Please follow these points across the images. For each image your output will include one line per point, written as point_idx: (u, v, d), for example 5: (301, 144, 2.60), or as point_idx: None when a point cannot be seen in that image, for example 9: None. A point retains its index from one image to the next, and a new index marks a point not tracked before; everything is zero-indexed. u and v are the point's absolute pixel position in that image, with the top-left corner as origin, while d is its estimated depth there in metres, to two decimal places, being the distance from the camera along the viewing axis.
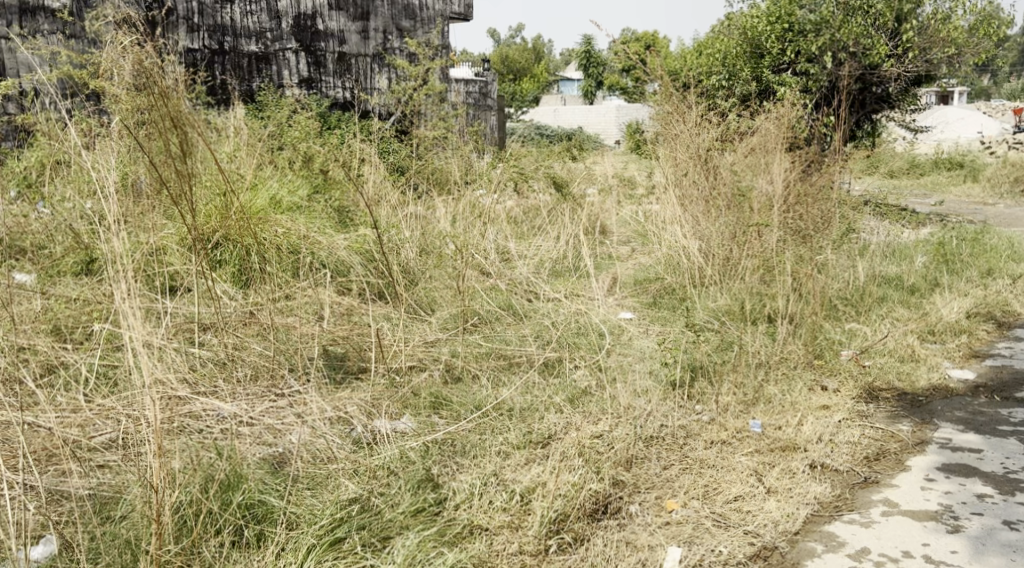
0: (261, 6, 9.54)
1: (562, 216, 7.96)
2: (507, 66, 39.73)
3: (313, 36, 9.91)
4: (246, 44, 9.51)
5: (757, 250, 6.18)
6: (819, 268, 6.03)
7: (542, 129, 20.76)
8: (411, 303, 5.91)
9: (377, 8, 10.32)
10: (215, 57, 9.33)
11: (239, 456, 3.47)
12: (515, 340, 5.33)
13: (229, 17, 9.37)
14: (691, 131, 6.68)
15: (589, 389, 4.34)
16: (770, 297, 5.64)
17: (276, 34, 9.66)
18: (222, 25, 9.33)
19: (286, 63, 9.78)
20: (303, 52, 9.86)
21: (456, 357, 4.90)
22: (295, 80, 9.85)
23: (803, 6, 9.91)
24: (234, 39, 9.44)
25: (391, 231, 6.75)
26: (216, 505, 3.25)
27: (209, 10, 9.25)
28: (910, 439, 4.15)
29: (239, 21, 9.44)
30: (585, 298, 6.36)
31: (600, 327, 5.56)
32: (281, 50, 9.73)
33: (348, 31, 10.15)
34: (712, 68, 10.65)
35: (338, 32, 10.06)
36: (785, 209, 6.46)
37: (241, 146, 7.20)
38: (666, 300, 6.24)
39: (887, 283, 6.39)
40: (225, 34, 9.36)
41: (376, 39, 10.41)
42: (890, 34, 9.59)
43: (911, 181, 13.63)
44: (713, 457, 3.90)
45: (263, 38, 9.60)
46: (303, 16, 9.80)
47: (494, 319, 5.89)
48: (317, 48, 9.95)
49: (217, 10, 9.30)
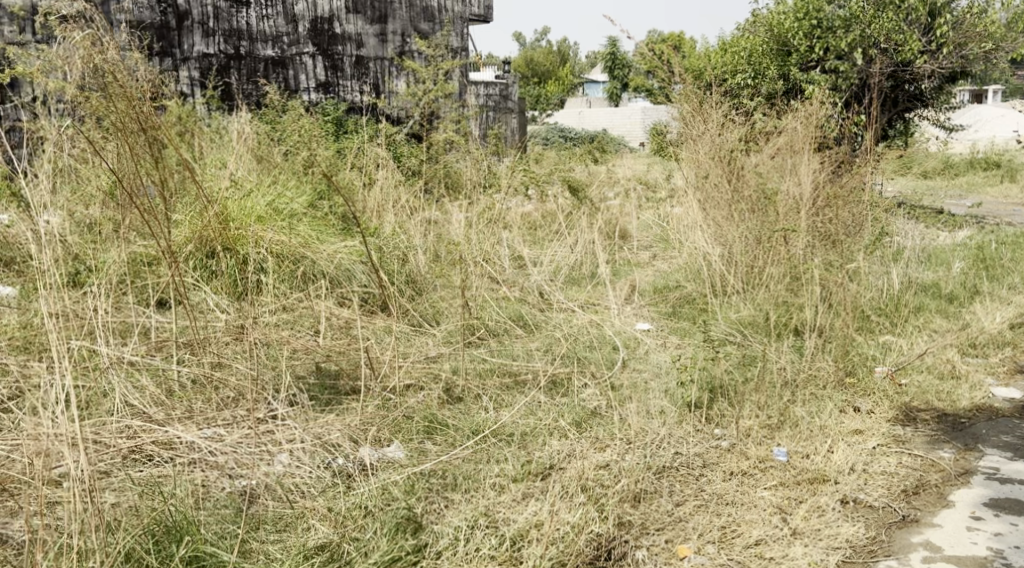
0: (278, 10, 9.29)
1: (579, 222, 7.63)
2: (532, 68, 39.48)
3: (330, 40, 9.60)
4: (262, 48, 9.25)
5: (783, 257, 5.80)
6: (850, 276, 5.65)
7: (566, 131, 20.42)
8: (415, 315, 5.60)
9: (395, 11, 9.96)
10: (231, 62, 9.09)
11: (198, 497, 3.19)
12: (522, 355, 4.99)
13: (245, 21, 9.12)
14: (713, 132, 6.32)
15: (598, 410, 4.02)
16: (796, 307, 5.28)
17: (292, 38, 9.39)
18: (237, 30, 9.08)
19: (303, 68, 9.48)
20: (320, 56, 9.56)
21: (458, 374, 4.56)
22: (312, 85, 9.54)
23: (831, 2, 9.52)
24: (250, 43, 9.18)
25: (399, 238, 6.44)
26: (158, 558, 2.95)
27: (225, 14, 9.00)
28: (951, 469, 3.78)
29: (255, 25, 9.18)
30: (600, 309, 6.02)
31: (614, 340, 5.22)
32: (298, 55, 9.44)
33: (365, 35, 9.82)
34: (737, 67, 10.24)
35: (355, 35, 9.73)
36: (814, 214, 6.07)
37: (244, 152, 6.93)
38: (685, 311, 5.89)
39: (922, 291, 6.01)
40: (241, 39, 9.11)
41: (394, 42, 10.05)
42: (923, 29, 9.18)
43: (945, 182, 13.17)
44: (732, 492, 3.55)
45: (280, 42, 9.33)
46: (320, 20, 9.53)
47: (503, 332, 5.56)
48: (335, 52, 9.63)
49: (233, 14, 9.04)
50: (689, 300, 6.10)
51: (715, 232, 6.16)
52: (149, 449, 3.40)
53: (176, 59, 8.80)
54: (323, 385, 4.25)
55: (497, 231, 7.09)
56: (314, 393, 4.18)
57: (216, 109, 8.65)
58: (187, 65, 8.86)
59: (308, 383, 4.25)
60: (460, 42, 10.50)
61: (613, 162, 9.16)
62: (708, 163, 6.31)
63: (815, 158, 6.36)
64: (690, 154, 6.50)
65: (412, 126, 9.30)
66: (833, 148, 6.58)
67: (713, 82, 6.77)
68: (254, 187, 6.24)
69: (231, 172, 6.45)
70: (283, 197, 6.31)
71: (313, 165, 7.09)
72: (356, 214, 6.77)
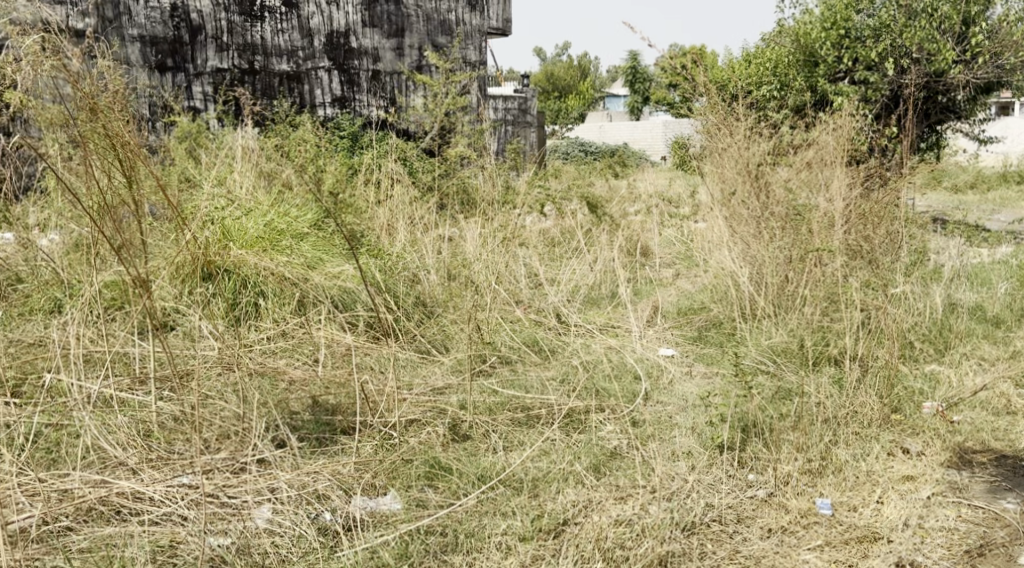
0: (293, 24, 8.92)
1: (599, 239, 7.27)
2: (553, 83, 39.28)
3: (346, 54, 9.16)
4: (277, 63, 8.92)
5: (818, 279, 5.43)
6: (891, 300, 5.26)
7: (584, 145, 19.99)
8: (424, 341, 5.26)
9: (412, 24, 9.43)
10: (245, 77, 8.81)
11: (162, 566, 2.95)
12: (537, 386, 4.63)
13: (260, 35, 8.81)
14: (741, 146, 5.94)
15: (619, 450, 3.71)
16: (833, 334, 4.90)
17: (308, 52, 9.00)
18: (252, 44, 8.80)
19: (319, 83, 9.08)
20: (336, 71, 9.14)
21: (466, 408, 4.21)
22: (328, 100, 9.14)
23: (859, 10, 9.17)
24: (265, 58, 8.87)
25: (409, 258, 6.11)
26: None
27: (239, 29, 8.73)
28: (1018, 524, 3.37)
29: (271, 39, 8.86)
30: (621, 333, 5.66)
31: (636, 368, 4.85)
32: (314, 69, 9.05)
33: (382, 49, 9.33)
34: (762, 79, 9.83)
35: (372, 49, 9.26)
36: (848, 232, 5.70)
37: (248, 168, 6.64)
38: (714, 335, 5.52)
39: (965, 314, 5.61)
40: (255, 53, 8.82)
41: (411, 57, 9.52)
42: (957, 37, 8.77)
43: (978, 197, 12.68)
44: (773, 554, 3.19)
45: (295, 57, 8.97)
46: (337, 34, 9.11)
47: (517, 360, 5.20)
48: (351, 66, 9.20)
49: (247, 29, 8.75)
50: (717, 324, 5.73)
51: (743, 252, 5.80)
52: (118, 501, 3.13)
53: (189, 74, 8.64)
54: (320, 419, 3.91)
55: (513, 250, 6.74)
56: (309, 431, 3.83)
57: (226, 125, 8.43)
58: (201, 80, 8.69)
59: (304, 418, 3.91)
60: (479, 56, 9.96)
61: (634, 178, 8.78)
62: (735, 178, 5.95)
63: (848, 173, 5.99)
64: (716, 169, 6.14)
65: (430, 140, 8.93)
66: (867, 161, 6.19)
67: (739, 95, 6.41)
68: (256, 205, 5.94)
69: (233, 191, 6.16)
70: (287, 214, 6.00)
71: (320, 181, 6.78)
72: (366, 232, 6.45)
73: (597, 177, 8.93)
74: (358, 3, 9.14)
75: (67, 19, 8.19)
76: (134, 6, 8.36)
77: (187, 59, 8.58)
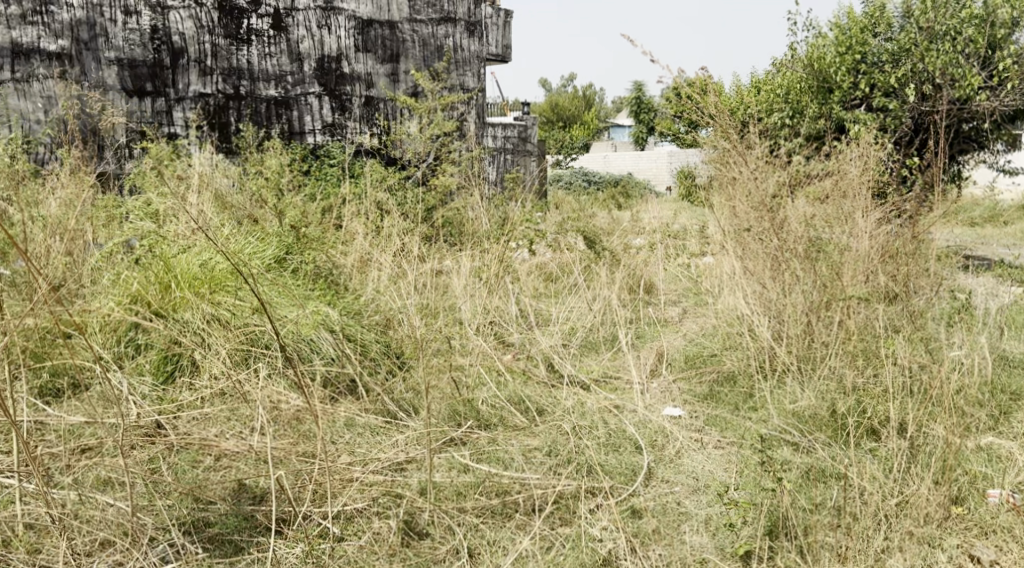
0: (281, 47, 8.19)
1: (597, 275, 6.54)
2: (557, 113, 38.63)
3: (337, 80, 8.41)
4: (264, 88, 8.19)
5: (849, 331, 4.69)
6: (935, 356, 4.51)
7: (587, 174, 19.15)
8: (393, 401, 4.53)
9: (407, 49, 8.66)
10: (231, 103, 8.09)
11: None
12: (517, 461, 3.87)
13: (245, 59, 8.09)
14: (753, 176, 5.18)
15: (615, 555, 3.20)
16: (870, 397, 4.15)
17: (297, 77, 8.26)
18: (237, 68, 8.07)
19: (308, 109, 8.31)
20: (327, 96, 8.37)
21: (430, 493, 3.52)
22: (318, 127, 8.36)
23: (877, 35, 8.40)
24: (251, 83, 8.14)
25: (380, 301, 5.40)
26: None
27: (223, 52, 8.02)
28: None
29: (257, 64, 8.13)
30: (620, 388, 4.91)
31: (636, 436, 4.11)
32: (303, 95, 8.29)
33: (376, 75, 8.57)
34: (773, 106, 9.04)
35: (365, 75, 8.49)
36: (881, 275, 4.97)
37: (200, 198, 5.92)
38: (728, 393, 4.72)
39: (1016, 370, 4.85)
40: (241, 78, 8.09)
41: (407, 84, 8.74)
42: (981, 62, 7.96)
43: (999, 231, 11.87)
44: None
45: (283, 82, 8.23)
46: (327, 58, 8.35)
47: (498, 423, 4.45)
48: (342, 92, 8.43)
49: (232, 52, 8.04)
50: (729, 379, 4.93)
51: (759, 294, 5.06)
52: None
53: (169, 99, 7.93)
54: (242, 509, 3.28)
55: (502, 290, 6.01)
56: (220, 529, 3.20)
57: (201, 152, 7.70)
58: (182, 106, 7.97)
59: (220, 509, 3.27)
60: (479, 83, 9.14)
61: (636, 211, 8.05)
62: (748, 212, 5.18)
63: (877, 210, 5.24)
64: (727, 202, 5.40)
65: (424, 170, 8.16)
66: (890, 201, 5.44)
67: (752, 122, 5.64)
68: (206, 242, 5.23)
69: (183, 227, 5.44)
70: (242, 253, 5.30)
71: (283, 214, 6.06)
72: (335, 271, 5.73)
73: (597, 209, 8.17)
74: (350, 27, 8.39)
75: (37, 40, 7.57)
76: (110, 27, 7.70)
77: (166, 85, 7.90)
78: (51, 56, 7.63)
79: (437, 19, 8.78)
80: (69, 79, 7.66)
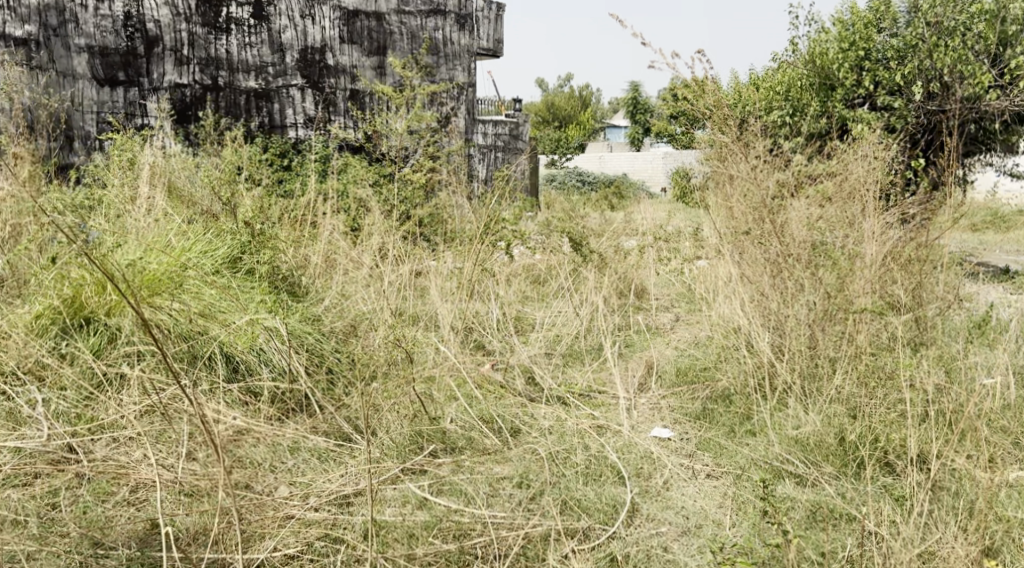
0: (262, 38, 7.69)
1: (583, 279, 6.04)
2: (552, 112, 38.04)
3: (321, 72, 7.91)
4: (244, 79, 7.66)
5: (858, 347, 4.21)
6: (954, 379, 4.02)
7: (580, 174, 18.53)
8: (347, 419, 4.03)
9: (395, 42, 8.21)
10: (208, 94, 7.54)
11: None
12: (482, 495, 3.39)
13: (224, 49, 7.57)
14: (753, 174, 4.68)
15: None
16: (883, 427, 3.66)
17: (279, 68, 7.76)
18: (215, 58, 7.54)
19: (290, 102, 7.81)
20: (310, 89, 7.87)
21: (379, 538, 3.13)
22: (299, 120, 7.86)
23: (881, 30, 7.81)
24: (230, 74, 7.61)
25: (341, 308, 4.91)
26: None
27: (201, 41, 7.49)
28: None
29: (237, 54, 7.62)
30: (604, 405, 4.43)
31: (620, 465, 3.61)
32: (285, 87, 7.79)
33: (361, 67, 8.09)
34: (771, 103, 8.42)
35: (350, 68, 8.01)
36: (892, 286, 4.49)
37: (149, 195, 5.40)
38: (723, 413, 4.24)
39: None
40: (219, 68, 7.56)
41: (393, 78, 8.29)
42: (991, 59, 7.39)
43: (1004, 236, 11.32)
44: None
45: (263, 73, 7.72)
46: (311, 50, 7.85)
47: (467, 445, 3.94)
48: (326, 86, 7.94)
49: (211, 41, 7.52)
50: (724, 397, 4.44)
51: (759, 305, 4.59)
52: None
53: (143, 89, 7.35)
54: (149, 557, 2.92)
55: (478, 296, 5.53)
56: None
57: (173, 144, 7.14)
58: (157, 97, 7.39)
59: (122, 556, 2.91)
60: (469, 78, 8.65)
61: (628, 211, 7.53)
62: (747, 214, 4.69)
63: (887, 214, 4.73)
64: (725, 202, 4.90)
65: (410, 165, 7.60)
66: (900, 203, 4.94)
67: (751, 119, 5.12)
68: (150, 241, 4.72)
69: (125, 225, 4.93)
70: (191, 252, 4.77)
71: (240, 211, 5.54)
72: (295, 273, 5.23)
73: (586, 208, 7.65)
74: (335, 17, 7.91)
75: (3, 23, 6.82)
76: (81, 13, 7.06)
77: (141, 74, 7.31)
78: (17, 41, 6.88)
79: (426, 12, 8.34)
80: (36, 66, 6.93)
